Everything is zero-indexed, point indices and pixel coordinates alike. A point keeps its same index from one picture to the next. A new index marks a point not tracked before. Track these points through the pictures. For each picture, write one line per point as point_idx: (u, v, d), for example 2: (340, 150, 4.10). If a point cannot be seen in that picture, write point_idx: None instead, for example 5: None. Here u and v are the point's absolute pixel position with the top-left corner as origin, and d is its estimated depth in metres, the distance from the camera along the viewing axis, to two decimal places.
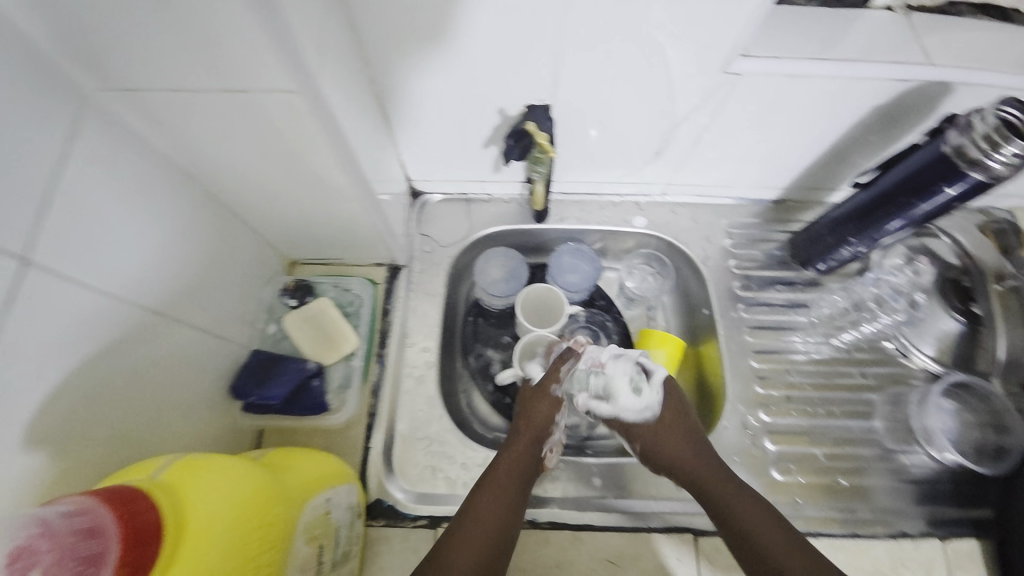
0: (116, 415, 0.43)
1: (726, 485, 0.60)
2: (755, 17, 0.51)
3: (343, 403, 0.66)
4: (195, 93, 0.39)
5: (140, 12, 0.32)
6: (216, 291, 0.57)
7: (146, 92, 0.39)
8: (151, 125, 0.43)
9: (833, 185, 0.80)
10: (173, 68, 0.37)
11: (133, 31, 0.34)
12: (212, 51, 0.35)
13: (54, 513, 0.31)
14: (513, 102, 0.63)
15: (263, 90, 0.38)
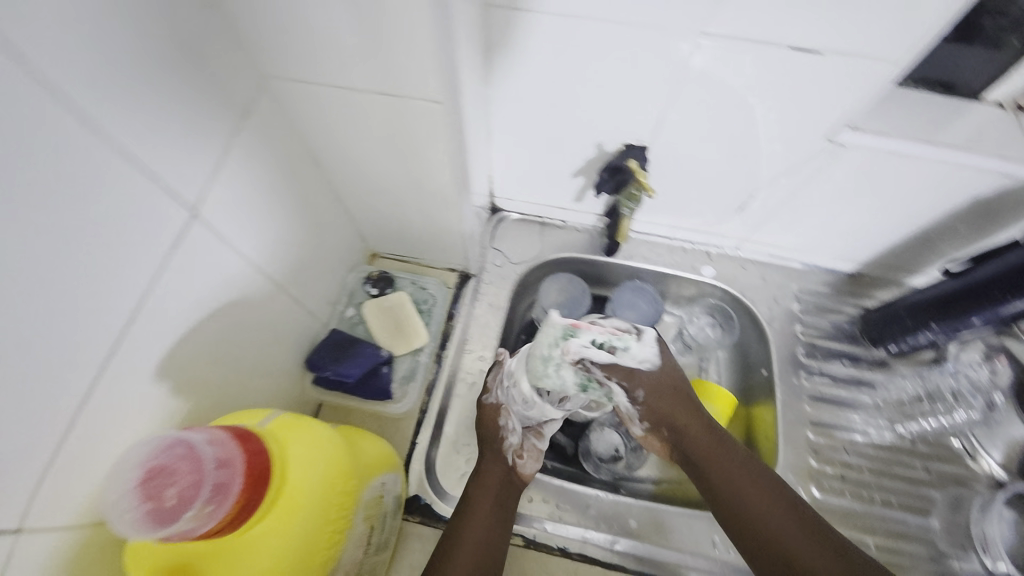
0: (220, 363, 0.47)
1: (749, 487, 0.57)
2: (870, 94, 0.52)
3: (405, 394, 0.69)
4: (352, 91, 0.44)
5: (335, 19, 0.37)
6: (312, 268, 0.62)
7: (312, 85, 0.44)
8: (303, 114, 0.49)
9: (917, 268, 0.78)
10: (342, 69, 0.42)
11: (322, 34, 0.39)
12: (382, 59, 0.40)
13: (197, 441, 0.36)
14: (611, 139, 0.66)
15: (412, 96, 0.43)
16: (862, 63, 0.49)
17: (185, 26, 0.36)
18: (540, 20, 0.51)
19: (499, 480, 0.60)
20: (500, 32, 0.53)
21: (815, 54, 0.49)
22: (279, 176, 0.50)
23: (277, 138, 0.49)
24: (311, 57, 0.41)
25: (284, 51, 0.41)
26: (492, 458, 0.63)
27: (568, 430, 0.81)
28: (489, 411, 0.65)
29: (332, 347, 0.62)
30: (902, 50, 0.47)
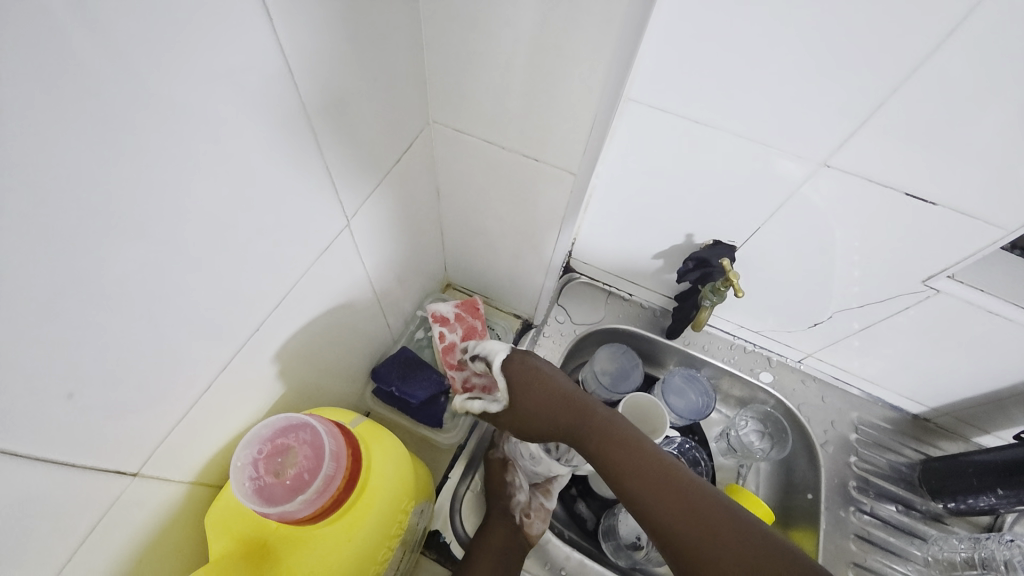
0: (314, 355, 0.51)
1: (660, 478, 0.50)
2: (972, 250, 0.53)
3: (455, 426, 0.68)
4: (498, 148, 0.50)
5: (511, 90, 0.43)
6: (403, 286, 0.67)
7: (467, 135, 0.51)
8: (447, 156, 0.55)
9: (988, 428, 0.75)
10: (500, 130, 0.48)
11: (494, 99, 0.45)
12: (537, 128, 0.45)
13: (319, 433, 0.44)
14: (701, 232, 0.69)
15: (550, 163, 0.48)
16: (975, 223, 0.51)
17: (391, 73, 0.43)
18: (668, 119, 0.56)
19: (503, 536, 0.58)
20: (629, 122, 0.59)
21: (930, 204, 0.51)
22: (410, 202, 0.56)
23: (420, 171, 0.55)
24: (477, 114, 0.48)
25: (458, 106, 0.48)
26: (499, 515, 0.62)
27: (592, 503, 0.80)
28: (496, 468, 0.66)
29: (402, 363, 0.64)
30: (1020, 220, 0.49)
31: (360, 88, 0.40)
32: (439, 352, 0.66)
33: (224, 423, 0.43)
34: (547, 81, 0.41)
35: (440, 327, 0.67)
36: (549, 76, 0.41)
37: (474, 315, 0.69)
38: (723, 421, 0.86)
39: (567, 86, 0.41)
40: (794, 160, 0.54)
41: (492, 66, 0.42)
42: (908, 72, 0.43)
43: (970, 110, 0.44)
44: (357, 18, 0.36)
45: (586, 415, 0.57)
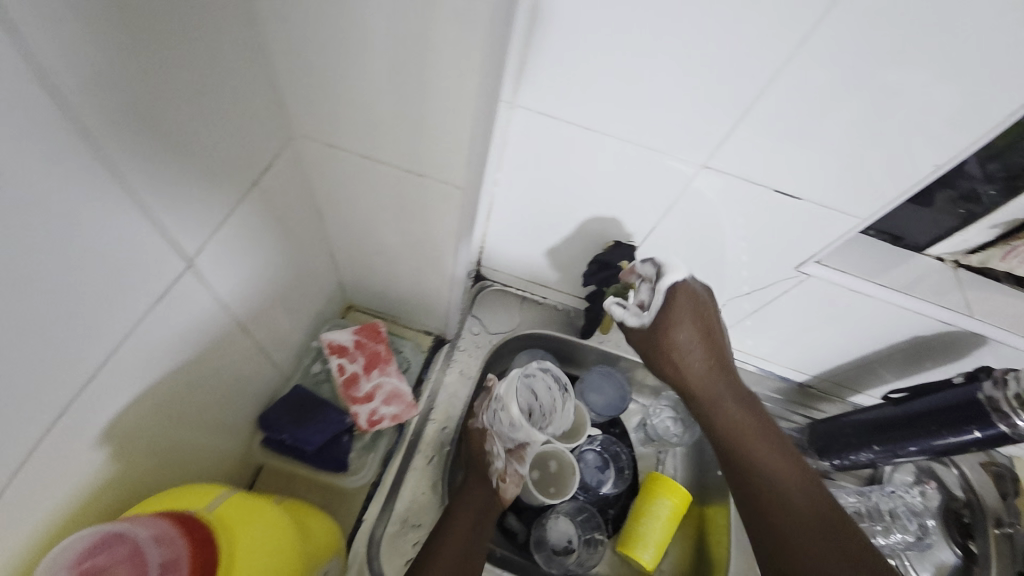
0: (165, 417, 0.43)
1: (773, 447, 0.63)
2: (832, 238, 0.59)
3: (363, 465, 0.62)
4: (378, 164, 0.45)
5: (382, 104, 0.39)
6: (289, 318, 0.60)
7: (337, 150, 0.46)
8: (322, 174, 0.50)
9: (858, 388, 0.85)
10: (376, 143, 0.43)
11: (365, 113, 0.41)
12: (416, 142, 0.42)
13: (144, 542, 0.37)
14: (604, 235, 0.70)
15: (434, 179, 0.45)
16: (834, 213, 0.56)
17: (231, 85, 0.36)
18: (560, 125, 0.56)
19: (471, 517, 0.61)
20: (523, 129, 0.57)
21: (796, 199, 0.56)
22: (280, 227, 0.49)
23: (287, 191, 0.48)
24: (345, 127, 0.43)
25: (321, 118, 0.43)
26: (477, 481, 0.66)
27: (520, 515, 0.78)
28: (476, 437, 0.69)
29: (295, 406, 0.57)
30: (867, 210, 0.55)
31: (199, 108, 0.34)
32: (340, 387, 0.60)
33: (23, 524, 0.34)
34: (419, 91, 0.37)
35: (337, 359, 0.61)
36: (421, 87, 0.37)
37: (374, 339, 0.64)
38: (641, 410, 0.90)
39: (441, 98, 0.37)
40: (679, 163, 0.56)
41: (355, 74, 0.38)
42: (768, 78, 0.46)
43: (814, 114, 0.48)
44: (182, 27, 0.30)
45: (724, 372, 0.66)
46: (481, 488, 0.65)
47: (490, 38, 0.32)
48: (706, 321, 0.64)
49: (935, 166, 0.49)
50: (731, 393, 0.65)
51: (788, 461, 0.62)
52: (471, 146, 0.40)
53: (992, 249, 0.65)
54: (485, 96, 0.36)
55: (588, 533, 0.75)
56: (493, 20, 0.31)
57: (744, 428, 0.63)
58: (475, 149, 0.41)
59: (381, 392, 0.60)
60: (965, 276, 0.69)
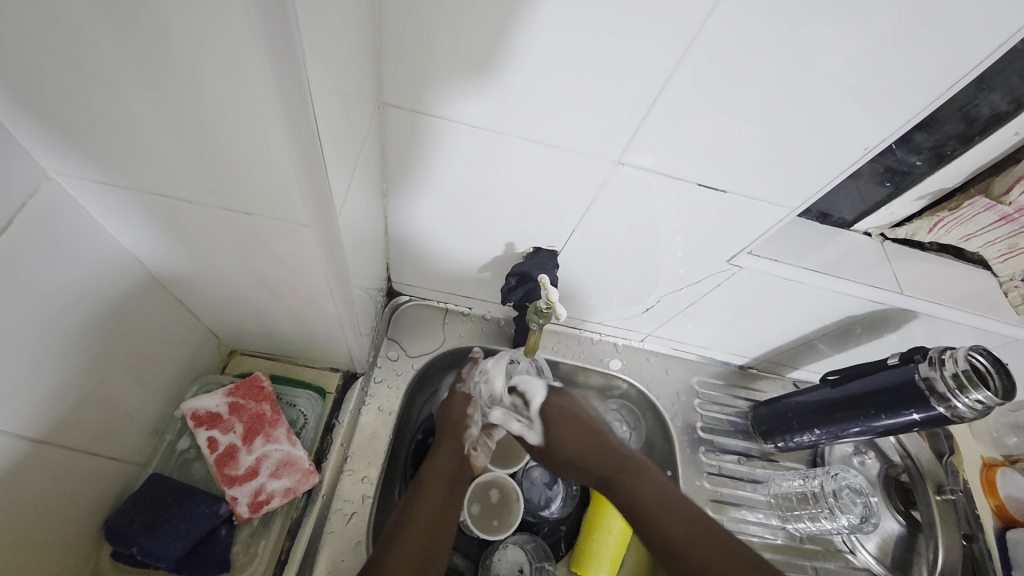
0: None
1: (647, 479, 0.62)
2: (763, 224, 0.54)
3: (252, 560, 0.52)
4: (189, 202, 0.36)
5: (159, 132, 0.31)
6: (137, 389, 0.48)
7: (128, 189, 0.36)
8: (119, 221, 0.39)
9: (797, 364, 0.84)
10: (169, 176, 0.34)
11: (144, 142, 0.32)
12: (227, 175, 0.33)
13: None
14: (521, 240, 0.61)
15: (266, 216, 0.36)
16: (761, 203, 0.52)
17: None
18: (445, 125, 0.47)
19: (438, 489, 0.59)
20: (402, 130, 0.48)
21: (721, 192, 0.51)
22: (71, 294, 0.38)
23: (73, 247, 0.38)
24: (120, 161, 0.33)
25: (72, 152, 0.33)
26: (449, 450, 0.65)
27: (463, 551, 0.70)
28: (457, 403, 0.68)
29: (149, 506, 0.46)
30: (799, 198, 0.50)
31: None
32: (212, 466, 0.50)
33: None
34: (197, 114, 0.29)
35: (207, 430, 0.51)
36: (197, 109, 0.29)
37: (255, 400, 0.54)
38: None
39: (231, 122, 0.29)
40: (591, 161, 0.49)
41: (101, 98, 0.29)
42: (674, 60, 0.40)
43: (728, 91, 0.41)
44: None
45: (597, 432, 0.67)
46: (450, 458, 0.63)
47: (265, 45, 0.25)
48: (579, 418, 0.68)
49: (864, 150, 0.45)
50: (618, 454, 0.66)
51: (665, 495, 0.61)
52: (296, 180, 0.32)
53: (918, 220, 0.63)
54: (291, 119, 0.29)
55: (542, 559, 0.68)
56: (258, 21, 0.24)
57: (633, 473, 0.63)
58: (305, 182, 0.33)
59: (268, 463, 0.51)
60: (892, 248, 0.67)
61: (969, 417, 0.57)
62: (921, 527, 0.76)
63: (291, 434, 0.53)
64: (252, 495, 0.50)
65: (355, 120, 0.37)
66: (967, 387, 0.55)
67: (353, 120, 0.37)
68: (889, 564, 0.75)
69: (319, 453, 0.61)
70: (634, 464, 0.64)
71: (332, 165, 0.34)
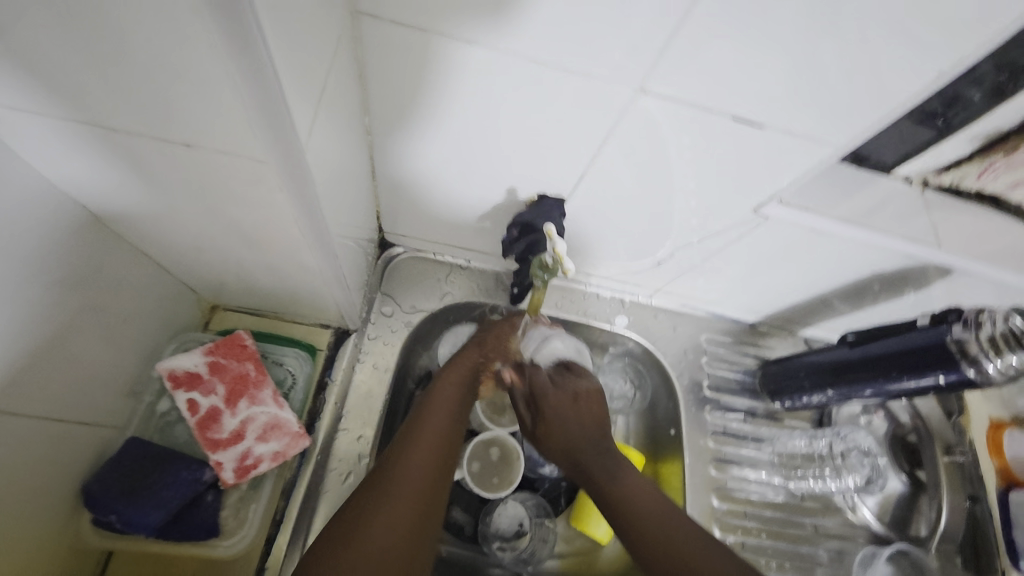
0: None
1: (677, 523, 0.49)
2: (796, 168, 0.48)
3: (242, 525, 0.50)
4: (125, 134, 0.31)
5: (62, 42, 0.25)
6: (102, 348, 0.45)
7: (45, 117, 0.30)
8: (51, 157, 0.34)
9: (811, 322, 0.80)
10: (89, 100, 0.28)
11: (49, 55, 0.26)
12: (161, 99, 0.27)
13: None
14: (524, 186, 0.55)
15: (216, 150, 0.31)
16: (799, 142, 0.45)
17: None
18: (433, 41, 0.40)
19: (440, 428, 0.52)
20: (382, 49, 0.41)
21: (756, 127, 0.44)
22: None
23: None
24: (30, 81, 0.27)
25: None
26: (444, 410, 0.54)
27: (463, 505, 0.68)
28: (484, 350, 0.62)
29: (128, 471, 0.45)
30: (844, 137, 0.44)
31: None
32: (194, 429, 0.49)
33: None
34: (104, 16, 0.23)
35: (186, 393, 0.50)
36: (104, 10, 0.23)
37: (237, 359, 0.52)
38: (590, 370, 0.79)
39: (147, 24, 0.23)
40: (606, 89, 0.42)
41: None
42: None
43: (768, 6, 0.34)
44: None
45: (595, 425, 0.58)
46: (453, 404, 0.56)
47: None
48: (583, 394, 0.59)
49: (935, 77, 0.37)
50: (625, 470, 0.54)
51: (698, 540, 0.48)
52: (242, 103, 0.27)
53: None
54: (224, 18, 0.23)
55: (541, 513, 0.68)
56: None
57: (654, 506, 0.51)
58: (255, 109, 0.27)
59: (254, 426, 0.51)
60: (932, 197, 0.61)
61: (996, 381, 0.53)
62: (925, 487, 0.75)
63: (276, 396, 0.52)
64: (238, 459, 0.49)
65: (318, 32, 0.31)
66: (1005, 351, 0.51)
67: (315, 34, 0.30)
68: (888, 521, 0.74)
69: (310, 412, 0.58)
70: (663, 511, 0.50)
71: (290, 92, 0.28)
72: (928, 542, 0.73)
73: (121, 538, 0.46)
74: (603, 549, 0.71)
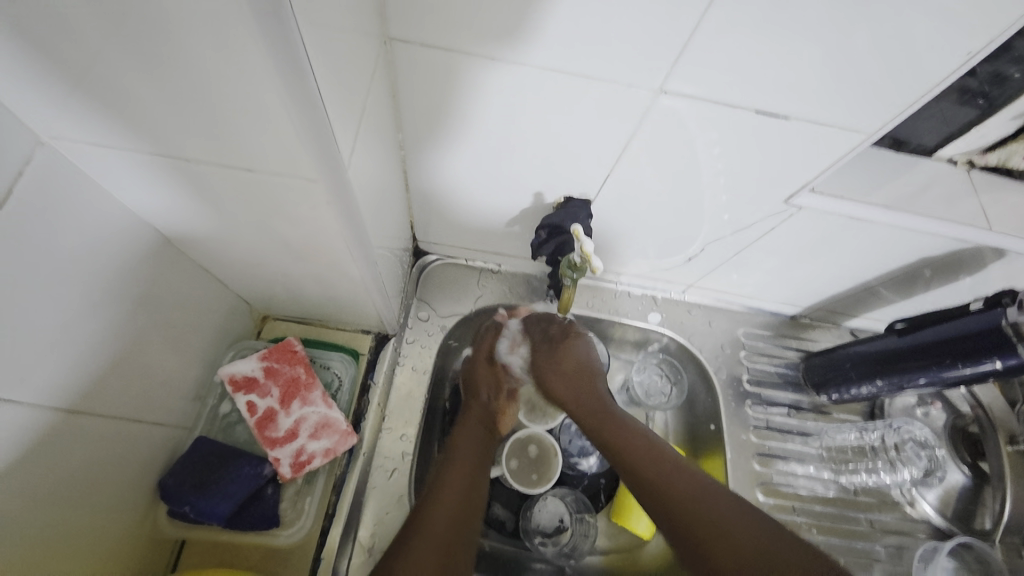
0: (25, 512, 0.36)
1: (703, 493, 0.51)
2: (829, 155, 0.47)
3: (299, 516, 0.54)
4: (189, 161, 0.34)
5: (136, 80, 0.28)
6: (170, 355, 0.49)
7: (120, 149, 0.34)
8: (125, 185, 0.38)
9: (855, 312, 0.77)
10: (160, 132, 0.32)
11: (127, 94, 0.29)
12: (218, 127, 0.31)
13: None
14: (551, 189, 0.57)
15: (267, 171, 0.34)
16: (829, 130, 0.44)
17: None
18: (459, 60, 0.42)
19: (467, 455, 0.58)
20: (412, 70, 0.43)
21: (781, 118, 0.44)
22: (85, 267, 0.38)
23: (81, 213, 0.37)
24: (115, 121, 0.31)
25: (62, 115, 0.31)
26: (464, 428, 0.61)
27: (504, 501, 0.70)
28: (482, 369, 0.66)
29: (198, 466, 0.49)
30: (875, 121, 0.43)
31: None
32: (254, 428, 0.53)
33: None
34: (170, 56, 0.26)
35: (246, 395, 0.54)
36: (173, 53, 0.26)
37: (289, 363, 0.56)
38: (624, 367, 0.79)
39: (211, 65, 0.26)
40: (625, 91, 0.43)
41: (76, 52, 0.27)
42: None
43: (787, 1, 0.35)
44: None
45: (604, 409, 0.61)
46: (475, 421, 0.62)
47: None
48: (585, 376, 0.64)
49: (967, 55, 0.36)
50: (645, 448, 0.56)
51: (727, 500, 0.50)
52: (290, 128, 0.30)
53: (1014, 143, 0.55)
54: (274, 52, 0.25)
55: (581, 509, 0.69)
56: None
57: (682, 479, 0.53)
58: (301, 132, 0.30)
59: (306, 425, 0.54)
60: (980, 177, 0.58)
61: None
62: (988, 479, 0.71)
63: (326, 396, 0.56)
64: (294, 455, 0.53)
65: (356, 62, 0.33)
66: None
67: (352, 63, 0.33)
68: (951, 516, 0.71)
69: (356, 413, 0.61)
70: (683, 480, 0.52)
71: (332, 116, 0.31)
72: (994, 535, 0.68)
73: (193, 527, 0.51)
74: (647, 546, 0.70)
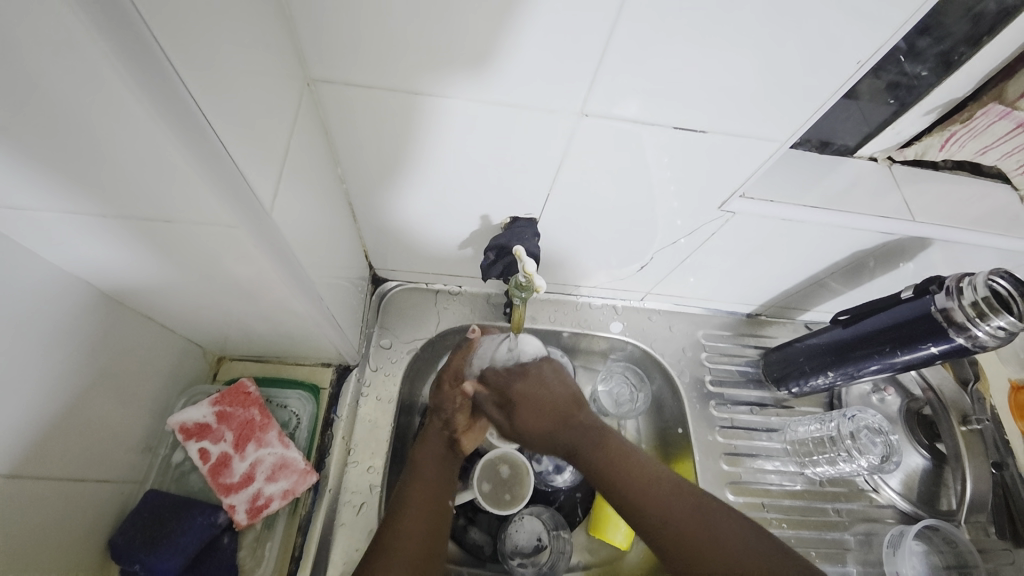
0: None
1: (682, 510, 0.51)
2: (753, 164, 0.49)
3: (258, 563, 0.54)
4: (107, 217, 0.34)
5: (41, 148, 0.28)
6: (119, 408, 0.48)
7: (36, 211, 0.33)
8: (48, 246, 0.37)
9: (807, 306, 0.80)
10: (70, 192, 0.32)
11: (35, 163, 0.29)
12: (135, 183, 0.31)
13: None
14: (497, 211, 0.58)
15: (189, 221, 0.34)
16: (747, 140, 0.47)
17: None
18: (385, 95, 0.43)
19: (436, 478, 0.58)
20: (342, 107, 0.44)
21: (701, 132, 0.46)
22: (14, 331, 0.37)
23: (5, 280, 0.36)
24: (25, 188, 0.31)
25: None
26: (430, 458, 0.60)
27: (484, 526, 0.69)
28: (449, 393, 0.65)
29: (148, 521, 0.49)
30: (787, 129, 0.45)
31: None
32: (207, 476, 0.53)
33: None
34: (68, 119, 0.26)
35: (198, 443, 0.54)
36: (73, 118, 0.26)
37: (242, 406, 0.56)
38: (592, 378, 0.80)
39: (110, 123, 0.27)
40: (552, 116, 0.45)
41: None
42: (616, 10, 0.36)
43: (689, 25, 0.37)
44: None
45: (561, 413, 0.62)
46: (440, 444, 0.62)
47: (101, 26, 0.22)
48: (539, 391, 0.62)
49: (859, 63, 0.39)
50: (623, 464, 0.56)
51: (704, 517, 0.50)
52: (198, 177, 0.30)
53: (928, 137, 0.59)
54: (166, 109, 0.27)
55: (556, 526, 0.68)
56: None
57: (663, 496, 0.53)
58: (211, 178, 0.31)
59: (262, 468, 0.54)
60: (901, 171, 0.62)
61: (992, 345, 0.53)
62: (946, 460, 0.74)
63: (280, 437, 0.56)
64: (250, 501, 0.53)
65: (262, 106, 0.34)
66: (991, 313, 0.51)
67: (255, 107, 0.34)
68: (915, 500, 0.72)
69: (317, 451, 0.60)
70: (662, 492, 0.53)
71: (242, 160, 0.32)
72: (959, 515, 0.71)
73: None
74: (626, 555, 0.70)
